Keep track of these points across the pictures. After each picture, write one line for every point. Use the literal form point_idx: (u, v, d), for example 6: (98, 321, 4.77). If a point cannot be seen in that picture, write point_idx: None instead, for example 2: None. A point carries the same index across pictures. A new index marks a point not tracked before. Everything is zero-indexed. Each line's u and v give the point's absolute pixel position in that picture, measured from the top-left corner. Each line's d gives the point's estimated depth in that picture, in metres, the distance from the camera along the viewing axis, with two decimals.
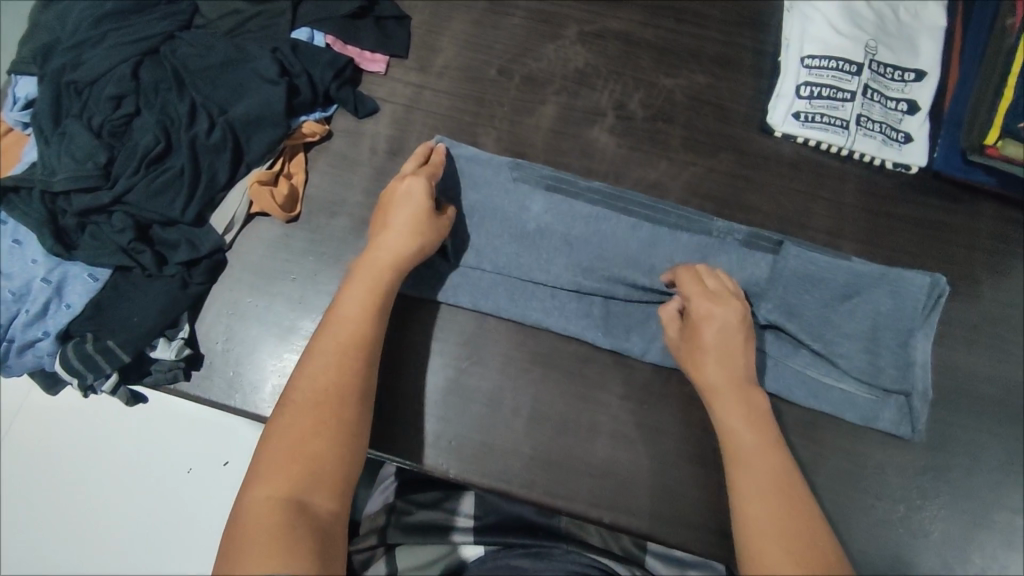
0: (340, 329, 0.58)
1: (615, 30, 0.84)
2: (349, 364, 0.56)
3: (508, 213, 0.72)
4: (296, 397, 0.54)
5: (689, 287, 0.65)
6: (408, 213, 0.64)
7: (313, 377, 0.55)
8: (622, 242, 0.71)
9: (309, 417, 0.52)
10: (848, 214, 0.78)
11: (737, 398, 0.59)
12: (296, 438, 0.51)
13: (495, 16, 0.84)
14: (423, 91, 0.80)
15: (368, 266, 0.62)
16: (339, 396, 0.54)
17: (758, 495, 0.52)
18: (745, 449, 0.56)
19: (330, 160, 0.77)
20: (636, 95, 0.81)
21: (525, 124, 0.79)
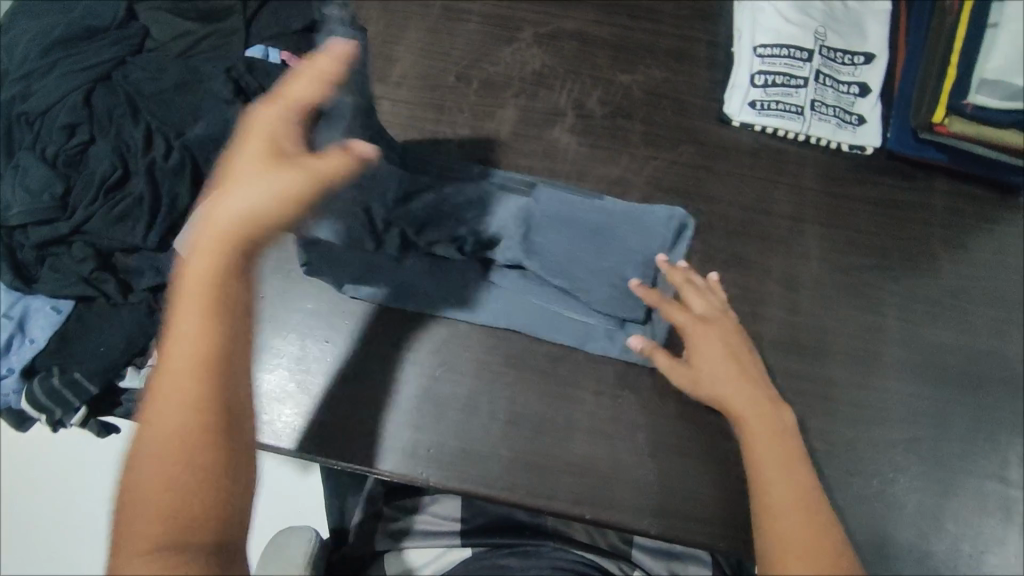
0: (192, 305, 0.45)
1: (569, 30, 0.85)
2: (209, 352, 0.44)
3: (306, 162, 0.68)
4: (160, 408, 0.43)
5: (679, 313, 0.66)
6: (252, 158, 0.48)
7: (165, 379, 0.44)
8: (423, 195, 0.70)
9: (171, 430, 0.42)
10: (809, 198, 0.79)
11: (761, 406, 0.59)
12: (160, 461, 0.42)
13: (450, 22, 0.84)
14: (382, 102, 0.80)
15: (221, 236, 0.46)
16: (193, 417, 0.43)
17: (785, 511, 0.52)
18: (762, 455, 0.56)
19: None
20: (594, 94, 0.82)
21: (486, 128, 0.80)
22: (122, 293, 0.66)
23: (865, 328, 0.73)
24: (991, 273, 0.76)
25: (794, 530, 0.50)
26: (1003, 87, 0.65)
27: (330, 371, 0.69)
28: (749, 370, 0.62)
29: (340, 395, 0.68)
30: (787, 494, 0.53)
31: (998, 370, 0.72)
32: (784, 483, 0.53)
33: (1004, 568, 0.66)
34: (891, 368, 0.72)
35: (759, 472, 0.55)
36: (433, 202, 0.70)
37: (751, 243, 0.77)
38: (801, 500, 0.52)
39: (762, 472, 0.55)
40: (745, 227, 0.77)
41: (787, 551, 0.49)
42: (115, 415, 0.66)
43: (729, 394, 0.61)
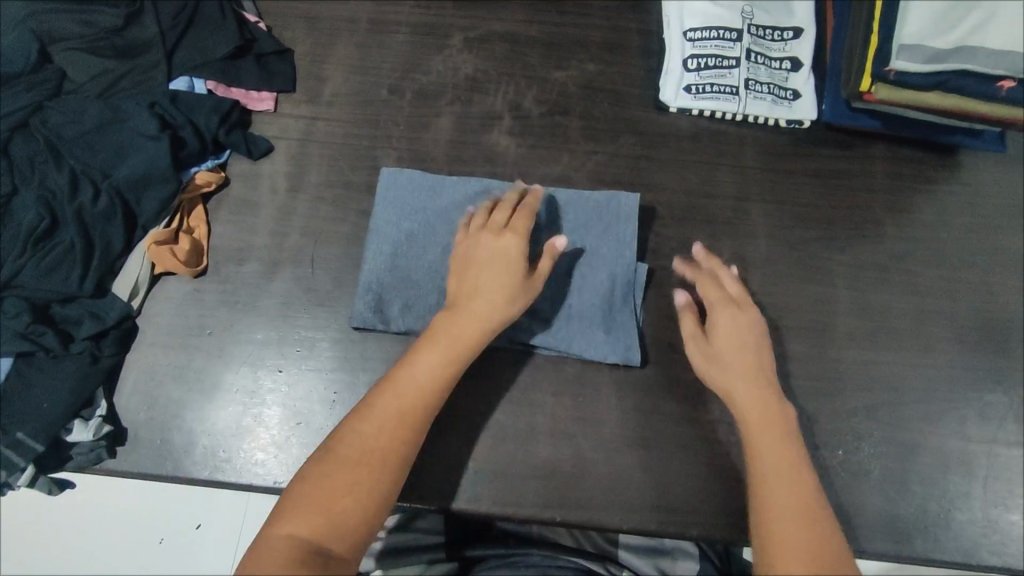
0: (450, 339, 0.60)
1: (499, 32, 0.84)
2: (450, 375, 0.59)
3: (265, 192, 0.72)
4: (356, 424, 0.55)
5: (710, 292, 0.67)
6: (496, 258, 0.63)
7: (402, 393, 0.57)
8: (388, 214, 0.72)
9: (367, 443, 0.54)
10: (751, 176, 0.80)
11: (767, 402, 0.60)
12: (330, 469, 0.52)
13: (378, 35, 0.83)
14: (315, 122, 0.79)
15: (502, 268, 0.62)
16: (424, 402, 0.57)
17: (785, 493, 0.54)
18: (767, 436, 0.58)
19: (231, 207, 0.75)
20: (529, 94, 0.82)
21: (423, 139, 0.79)
22: (62, 345, 0.64)
23: (817, 301, 0.74)
24: (936, 233, 0.77)
25: (798, 538, 0.51)
26: (924, 52, 0.64)
27: (285, 400, 0.68)
28: (760, 364, 0.63)
29: (299, 423, 0.67)
30: (789, 501, 0.53)
31: (950, 329, 0.73)
32: (788, 489, 0.54)
33: (971, 523, 0.67)
34: (846, 338, 0.72)
35: (761, 466, 0.56)
36: (397, 219, 0.71)
37: (698, 228, 0.77)
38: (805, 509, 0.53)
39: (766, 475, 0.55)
40: (691, 212, 0.77)
41: (787, 551, 0.51)
42: (67, 470, 0.65)
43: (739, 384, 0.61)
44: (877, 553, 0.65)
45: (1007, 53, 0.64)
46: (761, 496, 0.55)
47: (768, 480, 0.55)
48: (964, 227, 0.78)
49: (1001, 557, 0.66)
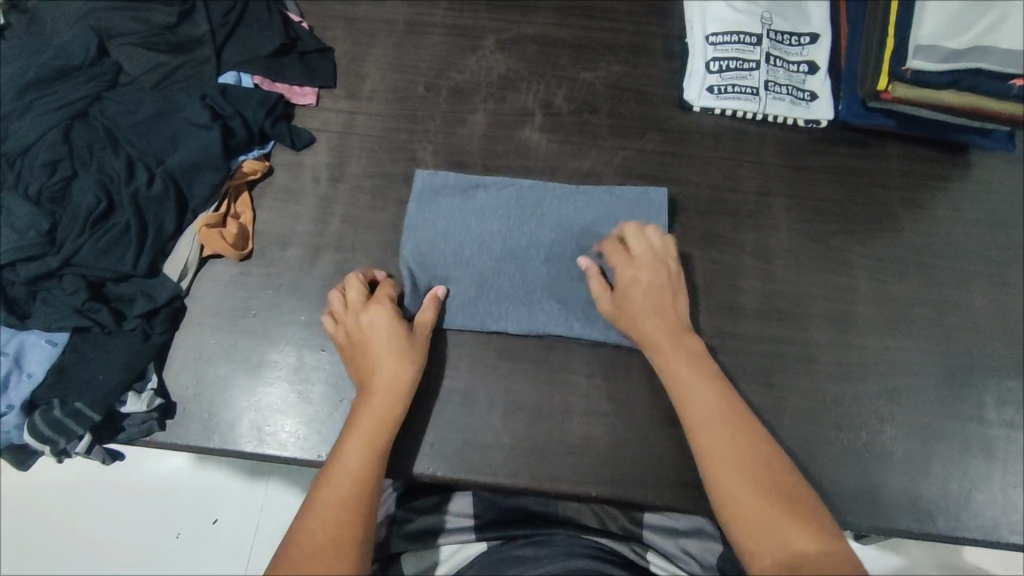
0: (372, 414, 0.62)
1: (529, 35, 0.88)
2: (379, 449, 0.61)
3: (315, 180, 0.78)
4: (307, 521, 0.56)
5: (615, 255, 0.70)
6: (382, 332, 0.66)
7: (341, 480, 0.58)
8: (431, 209, 0.76)
9: (322, 528, 0.55)
10: (772, 172, 0.83)
11: (677, 349, 0.65)
12: (297, 565, 0.53)
13: (414, 36, 0.88)
14: (355, 116, 0.83)
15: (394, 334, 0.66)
16: (367, 471, 0.59)
17: (716, 437, 0.59)
18: (683, 382, 0.63)
19: (275, 195, 0.78)
20: (559, 93, 0.85)
21: (459, 134, 0.82)
22: (118, 321, 0.67)
23: (837, 290, 0.77)
24: (950, 228, 0.80)
25: (739, 487, 0.56)
26: (940, 52, 0.68)
27: (329, 378, 0.70)
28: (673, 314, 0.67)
29: (341, 400, 0.69)
30: (729, 446, 0.58)
31: (966, 318, 0.76)
32: (726, 439, 0.59)
33: (991, 503, 0.69)
34: (866, 326, 0.75)
35: (687, 412, 0.62)
36: (437, 214, 0.76)
37: (722, 220, 0.80)
38: (750, 453, 0.58)
39: (697, 418, 0.61)
40: (714, 205, 0.81)
41: (734, 490, 0.56)
42: (118, 443, 0.67)
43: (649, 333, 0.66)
44: (900, 530, 0.67)
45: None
46: (700, 438, 0.60)
47: (702, 423, 0.60)
48: (978, 222, 0.81)
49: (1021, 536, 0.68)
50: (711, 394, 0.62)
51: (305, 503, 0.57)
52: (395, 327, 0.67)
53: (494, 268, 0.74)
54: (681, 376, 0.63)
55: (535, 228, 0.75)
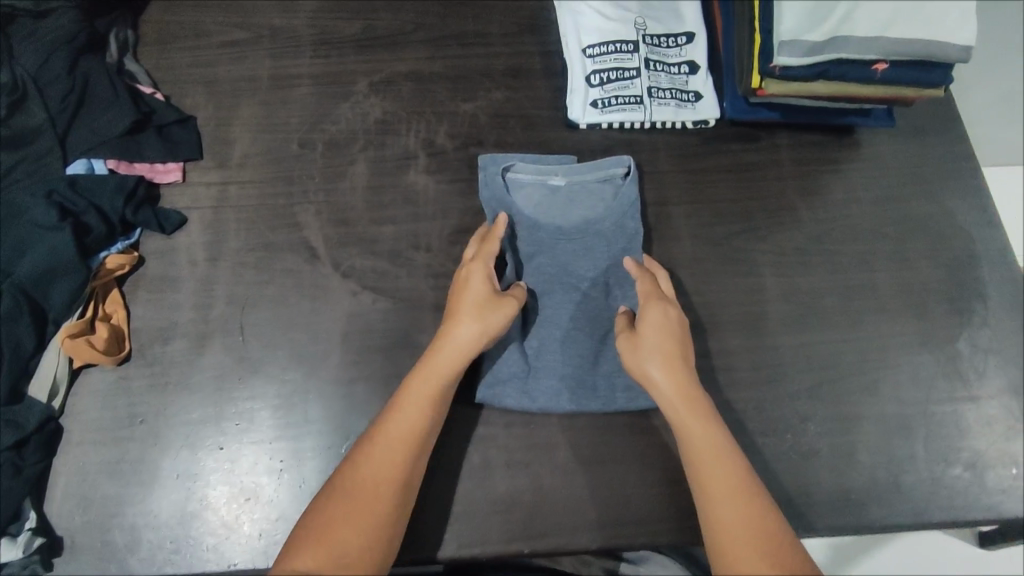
0: (439, 371, 0.62)
1: (403, 73, 0.85)
2: (438, 407, 0.62)
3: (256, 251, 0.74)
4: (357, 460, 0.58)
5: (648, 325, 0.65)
6: (474, 301, 0.65)
7: (391, 435, 0.59)
8: (557, 207, 0.76)
9: (377, 471, 0.58)
10: (667, 181, 0.82)
11: (699, 408, 0.61)
12: (347, 499, 0.56)
13: (281, 91, 0.83)
14: (227, 187, 0.77)
15: (470, 299, 0.65)
16: (422, 430, 0.60)
17: (726, 505, 0.57)
18: (694, 444, 0.60)
19: (148, 286, 0.72)
20: (440, 129, 0.82)
21: (340, 189, 0.78)
22: None
23: (746, 292, 0.76)
24: (846, 211, 0.81)
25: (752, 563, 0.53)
26: (802, 45, 0.66)
27: (231, 479, 0.65)
28: (699, 396, 0.62)
29: (248, 499, 0.65)
30: (727, 498, 0.57)
31: (873, 300, 0.77)
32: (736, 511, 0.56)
33: (920, 483, 0.70)
34: (778, 326, 0.75)
35: (701, 477, 0.59)
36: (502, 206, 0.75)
37: None
38: (759, 530, 0.55)
39: (704, 487, 0.58)
40: None
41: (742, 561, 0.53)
42: None
43: (678, 407, 0.62)
44: (836, 528, 0.68)
45: (883, 22, 0.65)
46: (710, 510, 0.57)
47: (715, 501, 0.57)
48: (872, 200, 0.81)
49: (952, 513, 0.69)
50: (732, 470, 0.58)
51: (360, 445, 0.60)
52: (485, 307, 0.64)
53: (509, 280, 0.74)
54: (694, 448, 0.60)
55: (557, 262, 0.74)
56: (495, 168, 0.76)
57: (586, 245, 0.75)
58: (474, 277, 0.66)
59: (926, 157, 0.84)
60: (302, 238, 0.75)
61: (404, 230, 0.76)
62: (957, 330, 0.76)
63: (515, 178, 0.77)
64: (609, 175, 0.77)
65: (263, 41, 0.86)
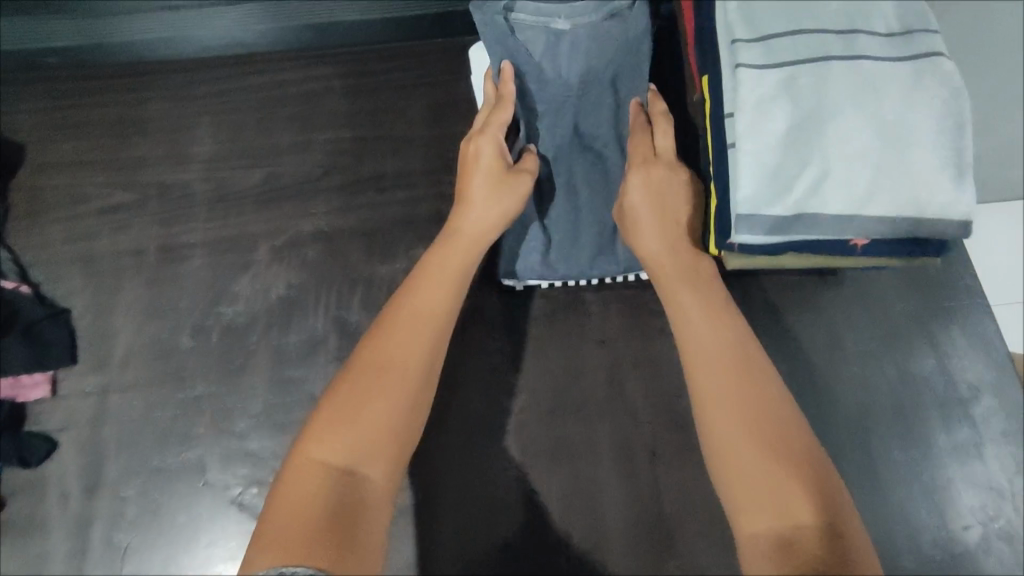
0: (451, 267, 0.59)
1: (311, 230, 0.74)
2: (452, 302, 0.58)
3: (139, 479, 0.64)
4: (369, 345, 0.54)
5: (634, 193, 0.62)
6: (486, 172, 0.63)
7: (415, 306, 0.56)
8: (559, 57, 0.68)
9: (387, 360, 0.53)
10: (618, 348, 0.70)
11: (717, 309, 0.57)
12: (355, 385, 0.51)
13: (171, 265, 0.72)
14: (106, 397, 0.67)
15: (486, 160, 0.63)
16: (433, 317, 0.56)
17: (728, 409, 0.50)
18: (690, 314, 0.57)
19: (10, 536, 0.62)
20: (354, 301, 0.71)
21: (238, 389, 0.67)
22: None
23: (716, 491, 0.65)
24: (831, 372, 0.69)
25: (766, 456, 0.48)
26: (763, 221, 0.54)
27: None
28: (725, 305, 0.57)
29: None
30: (728, 384, 0.51)
31: (864, 484, 0.66)
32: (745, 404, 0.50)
33: None
34: None
35: (695, 366, 0.54)
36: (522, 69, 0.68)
37: (570, 429, 0.68)
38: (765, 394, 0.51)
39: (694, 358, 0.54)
40: (559, 410, 0.68)
41: (747, 492, 0.47)
42: None
43: (682, 317, 0.57)
44: None
45: (861, 195, 0.53)
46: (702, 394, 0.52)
47: (727, 376, 0.52)
48: (862, 355, 0.69)
49: None
50: (736, 352, 0.53)
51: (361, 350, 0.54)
52: (500, 181, 0.62)
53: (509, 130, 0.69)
54: (702, 337, 0.55)
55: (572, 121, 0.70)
56: (494, 11, 0.67)
57: (594, 102, 0.70)
58: (483, 146, 0.63)
59: (924, 292, 0.71)
60: (196, 456, 0.65)
61: None
62: (966, 511, 0.65)
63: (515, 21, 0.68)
64: (615, 8, 0.67)
65: (150, 203, 0.75)
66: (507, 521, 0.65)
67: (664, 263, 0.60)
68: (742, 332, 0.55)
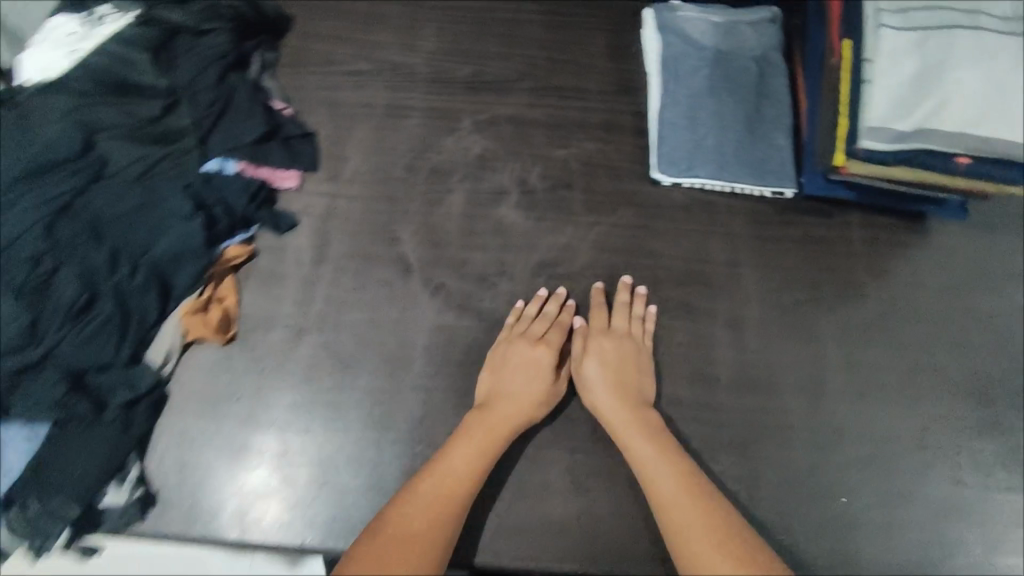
0: (485, 436, 0.69)
1: (505, 115, 0.93)
2: (477, 467, 0.68)
3: (357, 259, 0.81)
4: (398, 508, 0.63)
5: (606, 373, 0.74)
6: (542, 377, 0.74)
7: (441, 471, 0.67)
8: (713, 39, 0.93)
9: (415, 520, 0.62)
10: (741, 243, 0.86)
11: (684, 468, 0.68)
12: (384, 540, 0.60)
13: (394, 119, 0.91)
14: (337, 198, 0.85)
15: (535, 366, 0.74)
16: (461, 484, 0.66)
17: (703, 546, 0.61)
18: (658, 472, 0.68)
19: (258, 279, 0.80)
20: (533, 171, 0.89)
21: (438, 213, 0.85)
22: (97, 410, 0.68)
23: (811, 361, 0.79)
24: (913, 294, 0.83)
25: None
26: (887, 133, 0.72)
27: (315, 461, 0.72)
28: (680, 456, 0.69)
29: (324, 481, 0.72)
30: (704, 530, 0.62)
31: (934, 382, 0.79)
32: (715, 548, 0.60)
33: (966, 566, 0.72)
34: (839, 394, 0.78)
35: (671, 515, 0.64)
36: (685, 41, 0.93)
37: (695, 294, 0.82)
38: (732, 537, 0.61)
39: (675, 513, 0.64)
40: (688, 278, 0.83)
41: None
42: (99, 533, 0.69)
43: (652, 468, 0.68)
44: None
45: (966, 120, 0.71)
46: (680, 542, 0.62)
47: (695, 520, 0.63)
48: (941, 287, 0.84)
49: None
50: (699, 497, 0.65)
51: (391, 506, 0.64)
52: (546, 386, 0.74)
53: (674, 75, 0.91)
54: (668, 492, 0.66)
55: (720, 75, 0.91)
56: (665, 9, 0.95)
57: (740, 65, 0.92)
58: (544, 354, 0.75)
59: (998, 248, 0.86)
60: (401, 252, 0.82)
61: (492, 257, 0.82)
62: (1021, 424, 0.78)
63: (681, 14, 0.94)
64: (758, 17, 0.94)
65: (382, 73, 0.95)
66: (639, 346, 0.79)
67: (622, 426, 0.71)
68: (701, 488, 0.66)
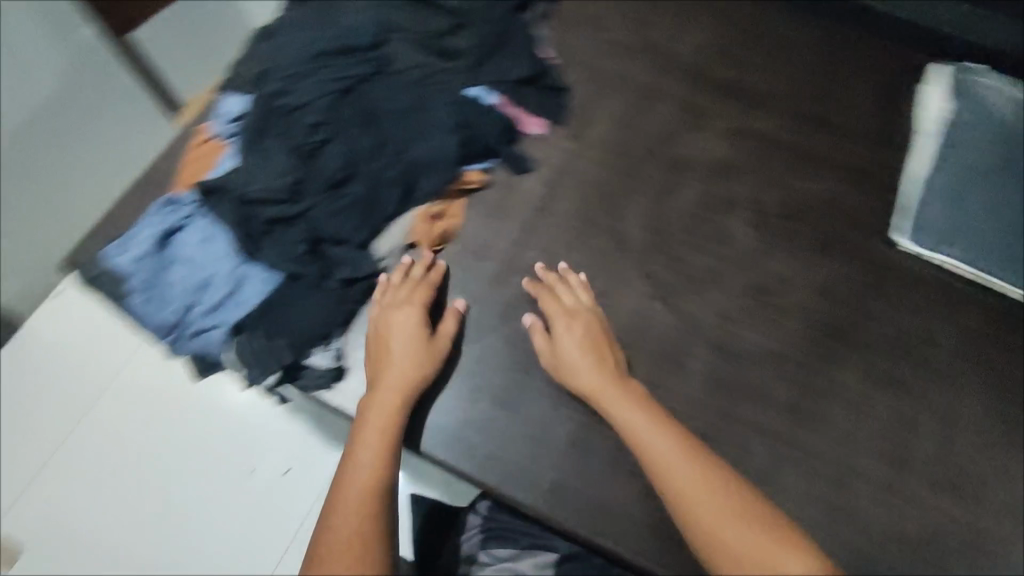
0: (383, 410, 0.66)
1: (759, 128, 0.89)
2: (387, 433, 0.65)
3: (578, 222, 0.82)
4: (339, 496, 0.61)
5: (570, 355, 0.70)
6: (417, 338, 0.71)
7: (359, 447, 0.64)
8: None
9: (357, 496, 0.60)
10: (975, 339, 0.78)
11: (688, 449, 0.63)
12: (337, 531, 0.58)
13: (647, 100, 0.90)
14: (576, 157, 0.86)
15: (417, 340, 0.71)
16: (385, 451, 0.64)
17: (729, 524, 0.58)
18: (662, 453, 0.63)
19: (485, 208, 0.83)
20: (771, 193, 0.85)
21: (668, 204, 0.84)
22: (322, 277, 0.73)
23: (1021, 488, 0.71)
24: None
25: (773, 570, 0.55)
26: None
27: (497, 395, 0.74)
28: (680, 432, 0.65)
29: (494, 416, 0.73)
30: (725, 510, 0.59)
31: None
32: (740, 530, 0.58)
33: None
34: None
35: (682, 492, 0.61)
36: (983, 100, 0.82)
37: (908, 373, 0.76)
38: (753, 516, 0.59)
39: (687, 494, 0.60)
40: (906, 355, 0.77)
41: None
42: (294, 385, 0.74)
43: (656, 455, 0.63)
44: None
45: None
46: (698, 519, 0.59)
47: (665, 463, 0.62)
48: None
49: None
50: (706, 475, 0.61)
51: (332, 496, 0.61)
52: (422, 340, 0.71)
53: (949, 135, 0.82)
54: (673, 464, 0.62)
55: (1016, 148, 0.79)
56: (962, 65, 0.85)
57: None
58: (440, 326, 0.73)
59: None
60: (622, 229, 0.82)
61: (708, 266, 0.81)
62: None
63: (982, 72, 0.84)
64: None
65: (648, 52, 0.94)
66: (834, 403, 0.75)
67: (610, 403, 0.68)
68: (708, 464, 0.62)
